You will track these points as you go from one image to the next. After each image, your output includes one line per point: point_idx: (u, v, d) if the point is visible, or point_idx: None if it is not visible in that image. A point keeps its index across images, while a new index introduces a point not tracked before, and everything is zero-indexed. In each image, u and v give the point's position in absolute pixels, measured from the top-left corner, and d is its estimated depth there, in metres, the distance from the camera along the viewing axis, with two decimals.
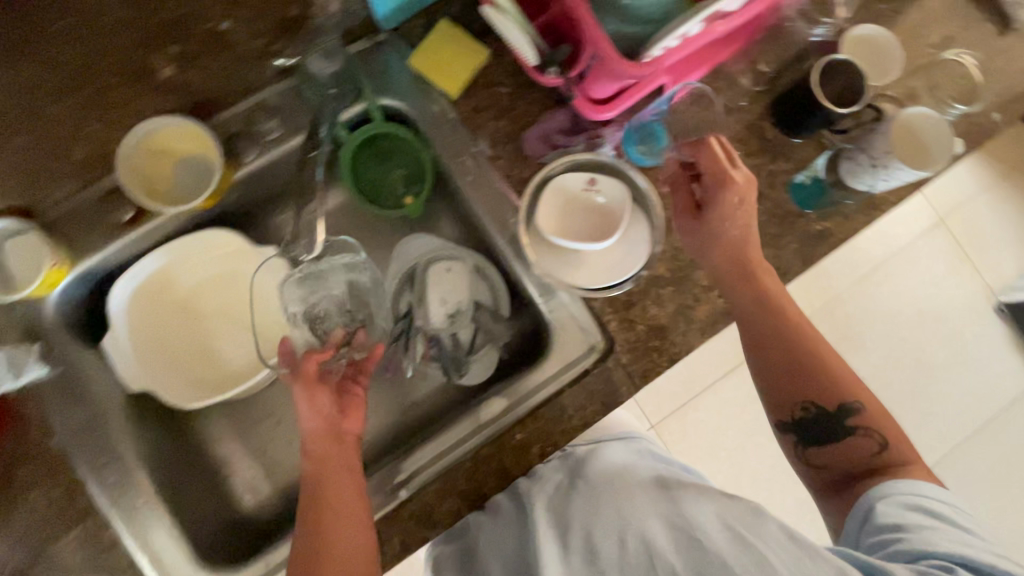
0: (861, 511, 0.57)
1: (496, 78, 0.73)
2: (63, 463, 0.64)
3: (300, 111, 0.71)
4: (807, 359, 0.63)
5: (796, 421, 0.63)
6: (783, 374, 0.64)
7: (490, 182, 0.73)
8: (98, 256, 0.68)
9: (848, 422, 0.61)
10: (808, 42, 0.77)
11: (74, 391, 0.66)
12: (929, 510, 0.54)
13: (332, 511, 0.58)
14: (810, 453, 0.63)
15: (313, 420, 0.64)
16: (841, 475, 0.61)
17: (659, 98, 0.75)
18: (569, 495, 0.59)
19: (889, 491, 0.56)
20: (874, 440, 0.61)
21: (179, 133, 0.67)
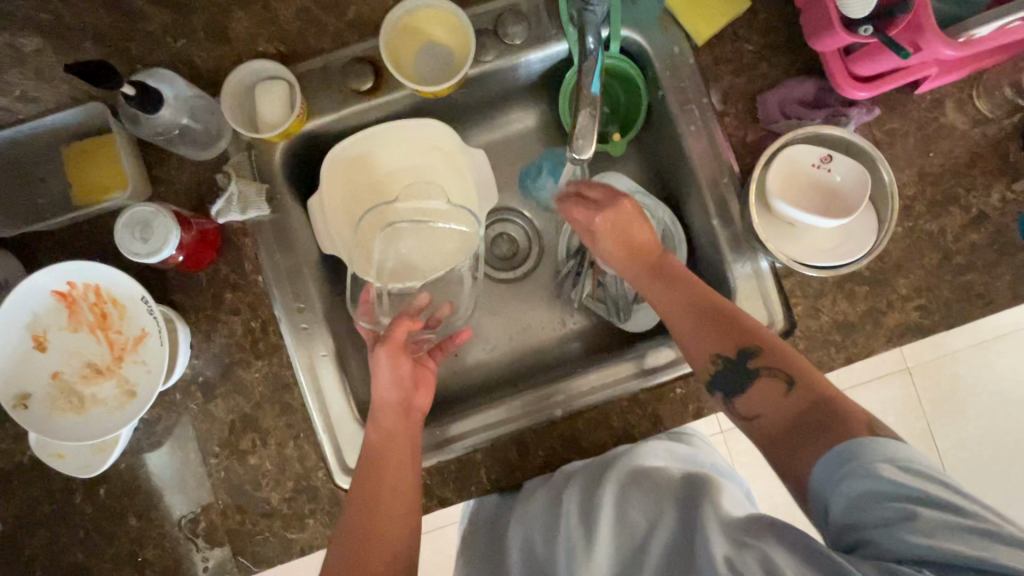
0: (833, 471, 0.46)
1: (745, 32, 0.71)
2: (264, 300, 0.69)
3: (546, 21, 0.71)
4: (737, 320, 0.59)
5: (710, 369, 0.59)
6: (690, 335, 0.61)
7: (711, 137, 0.71)
8: (328, 117, 0.71)
9: (761, 365, 0.56)
10: None
11: (285, 239, 0.71)
12: (873, 483, 0.44)
13: (388, 470, 0.61)
14: (737, 402, 0.57)
15: (397, 389, 0.66)
16: (783, 428, 0.52)
17: (906, 92, 0.71)
18: (590, 486, 0.60)
19: (848, 460, 0.45)
20: (780, 381, 0.55)
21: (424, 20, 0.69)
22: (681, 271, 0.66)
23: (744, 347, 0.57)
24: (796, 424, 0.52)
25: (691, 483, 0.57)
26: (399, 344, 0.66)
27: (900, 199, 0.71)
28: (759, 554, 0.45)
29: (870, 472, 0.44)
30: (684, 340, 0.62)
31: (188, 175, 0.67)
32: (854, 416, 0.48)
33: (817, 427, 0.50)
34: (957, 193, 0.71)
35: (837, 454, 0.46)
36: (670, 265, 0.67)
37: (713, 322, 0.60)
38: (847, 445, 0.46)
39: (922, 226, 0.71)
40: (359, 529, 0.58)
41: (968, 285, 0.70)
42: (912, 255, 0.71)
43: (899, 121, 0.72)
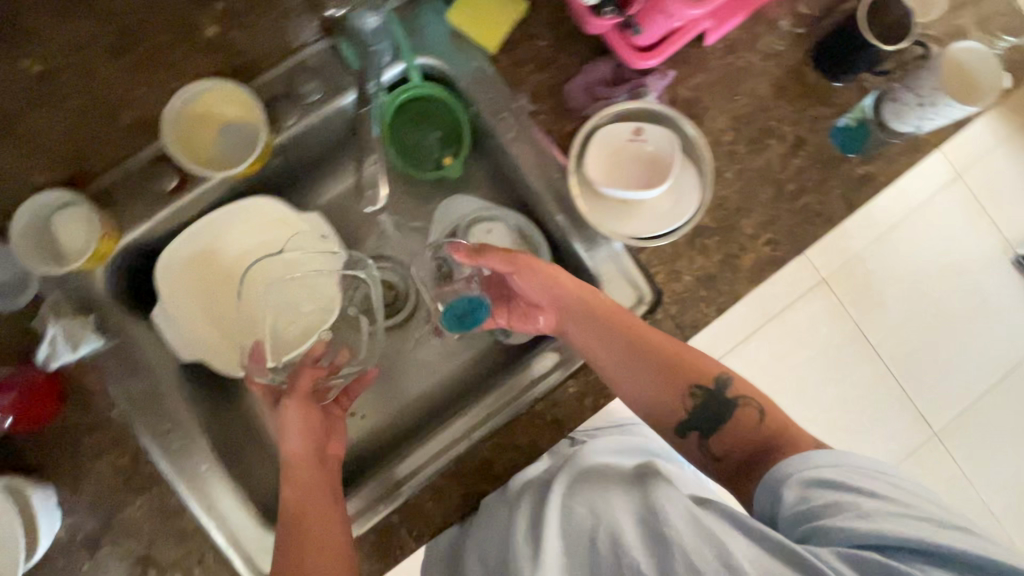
0: (774, 488, 0.52)
1: (533, 31, 0.72)
2: (127, 433, 0.65)
3: (338, 71, 0.69)
4: (660, 349, 0.63)
5: (683, 408, 0.62)
6: (639, 377, 0.62)
7: (532, 137, 0.72)
8: (143, 227, 0.67)
9: (726, 401, 0.61)
10: None
11: (131, 362, 0.66)
12: (805, 490, 0.50)
13: (305, 530, 0.55)
14: (708, 442, 0.61)
15: (304, 436, 0.64)
16: (748, 454, 0.58)
17: (699, 46, 0.74)
18: (542, 496, 0.59)
19: (793, 465, 0.52)
20: (752, 408, 0.60)
21: (191, 111, 0.66)
22: (621, 314, 0.65)
23: (685, 383, 0.62)
24: (759, 447, 0.58)
25: (641, 472, 0.57)
26: (304, 390, 0.67)
27: (722, 147, 0.74)
28: (704, 527, 0.47)
29: (807, 468, 0.51)
30: (628, 386, 0.63)
31: (8, 330, 0.64)
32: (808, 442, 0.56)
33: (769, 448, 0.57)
34: (771, 126, 0.74)
35: (768, 479, 0.53)
36: (597, 298, 0.66)
37: (692, 371, 0.62)
38: (770, 474, 0.53)
39: (750, 166, 0.74)
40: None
41: (806, 207, 0.74)
42: (748, 195, 0.73)
43: (702, 75, 0.74)
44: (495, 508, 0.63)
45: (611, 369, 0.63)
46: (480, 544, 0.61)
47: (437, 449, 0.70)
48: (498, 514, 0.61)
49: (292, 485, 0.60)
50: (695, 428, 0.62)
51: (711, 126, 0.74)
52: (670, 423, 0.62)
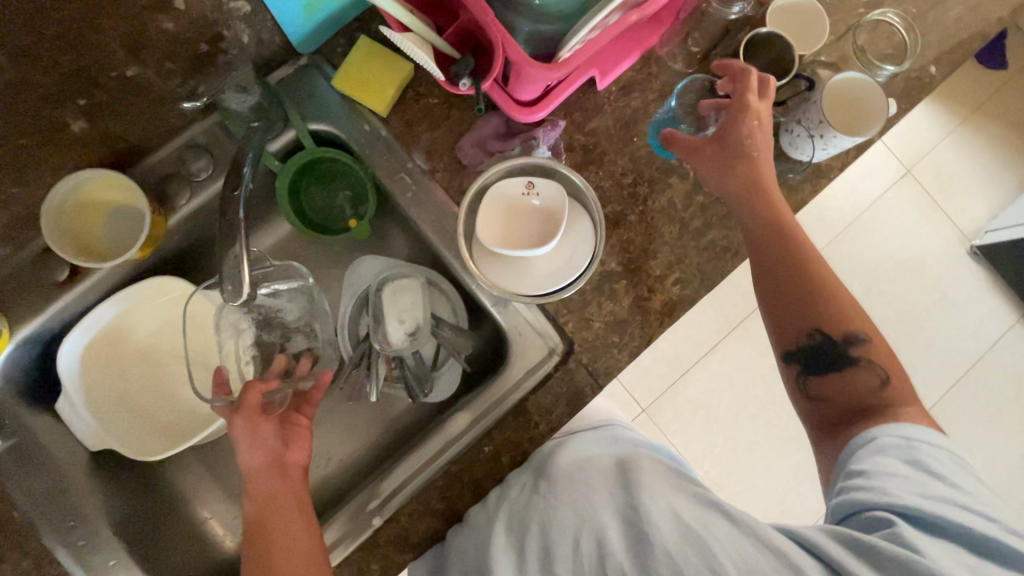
0: (839, 470, 0.54)
1: (423, 89, 0.72)
2: (27, 536, 0.63)
3: (227, 145, 0.69)
4: (836, 296, 0.62)
5: (796, 342, 0.63)
6: (787, 308, 0.63)
7: (431, 196, 0.72)
8: (37, 321, 0.67)
9: (854, 355, 0.60)
10: (731, 18, 0.75)
11: (35, 463, 0.66)
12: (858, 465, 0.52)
13: (289, 553, 0.57)
14: (810, 380, 0.62)
15: (256, 456, 0.62)
16: (843, 414, 0.59)
17: (592, 91, 0.74)
18: (528, 503, 0.59)
19: (874, 436, 0.54)
20: (874, 372, 0.59)
21: (63, 224, 0.64)
22: (770, 261, 0.64)
23: (832, 318, 0.61)
24: (843, 418, 0.59)
25: (622, 471, 0.58)
26: (259, 410, 0.64)
27: (624, 189, 0.74)
28: (689, 531, 0.48)
29: (876, 451, 0.52)
30: (777, 325, 0.64)
31: None
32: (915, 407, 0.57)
33: (863, 410, 0.58)
34: (672, 164, 0.74)
35: (853, 445, 0.55)
36: (764, 223, 0.65)
37: (833, 290, 0.63)
38: (858, 438, 0.55)
39: (653, 206, 0.74)
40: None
41: (712, 243, 0.74)
42: (653, 236, 0.73)
43: (596, 120, 0.74)
44: (483, 515, 0.62)
45: (769, 303, 0.64)
46: (465, 556, 0.60)
47: (358, 513, 0.69)
48: (484, 526, 0.61)
49: (257, 513, 0.60)
50: (798, 360, 0.63)
51: (611, 169, 0.74)
52: (781, 345, 0.64)
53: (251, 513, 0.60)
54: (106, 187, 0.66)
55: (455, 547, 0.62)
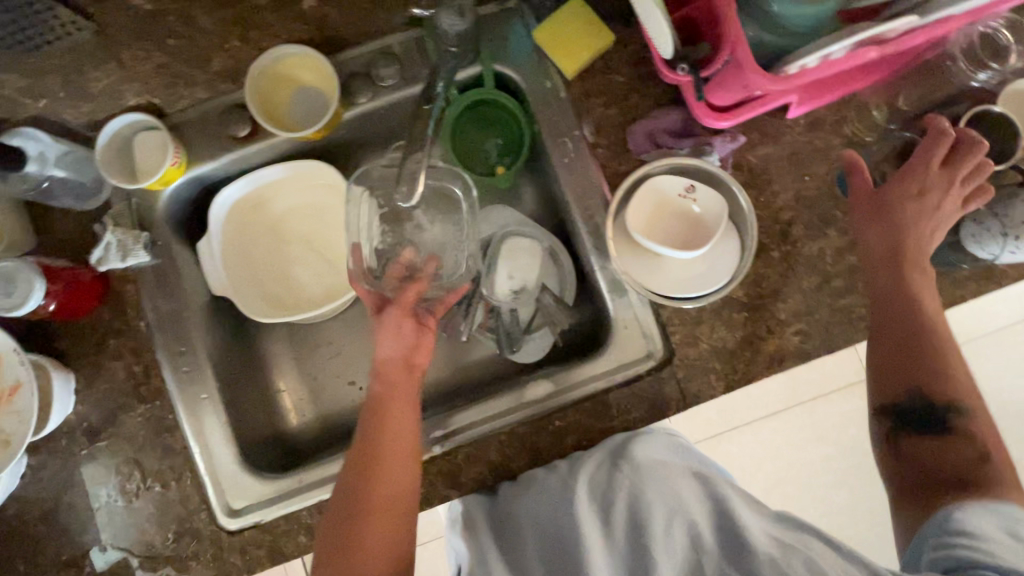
0: (928, 529, 0.54)
1: (614, 65, 0.72)
2: (146, 344, 0.70)
3: (419, 60, 0.72)
4: (954, 358, 0.61)
5: (913, 393, 0.61)
6: (903, 355, 0.63)
7: (585, 169, 0.72)
8: (205, 165, 0.72)
9: (951, 424, 0.60)
10: (973, 84, 0.70)
11: (169, 284, 0.72)
12: (945, 527, 0.52)
13: (399, 435, 0.62)
14: (906, 435, 0.61)
15: (392, 346, 0.66)
16: (942, 478, 0.57)
17: (780, 117, 0.72)
18: (611, 473, 0.61)
19: (987, 505, 0.52)
20: (971, 445, 0.58)
21: (262, 104, 0.70)
22: (916, 337, 0.62)
23: (940, 377, 0.61)
24: (928, 485, 0.58)
25: (703, 479, 0.61)
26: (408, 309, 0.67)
27: (776, 224, 0.71)
28: (791, 546, 0.50)
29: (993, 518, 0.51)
30: (879, 388, 0.64)
31: (70, 224, 0.70)
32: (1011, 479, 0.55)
33: (969, 480, 0.56)
34: (834, 216, 0.71)
35: (938, 516, 0.55)
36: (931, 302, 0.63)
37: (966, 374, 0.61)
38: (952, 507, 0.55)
39: (801, 249, 0.71)
40: (355, 499, 0.59)
41: (848, 307, 0.70)
42: (790, 280, 0.70)
43: (773, 146, 0.71)
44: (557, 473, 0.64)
45: (880, 364, 0.64)
46: (538, 503, 0.61)
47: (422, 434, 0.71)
48: (561, 482, 0.62)
49: (376, 402, 0.64)
50: (903, 428, 0.61)
51: (770, 199, 0.71)
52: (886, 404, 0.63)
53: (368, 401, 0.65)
54: (291, 65, 0.70)
55: (520, 494, 0.64)
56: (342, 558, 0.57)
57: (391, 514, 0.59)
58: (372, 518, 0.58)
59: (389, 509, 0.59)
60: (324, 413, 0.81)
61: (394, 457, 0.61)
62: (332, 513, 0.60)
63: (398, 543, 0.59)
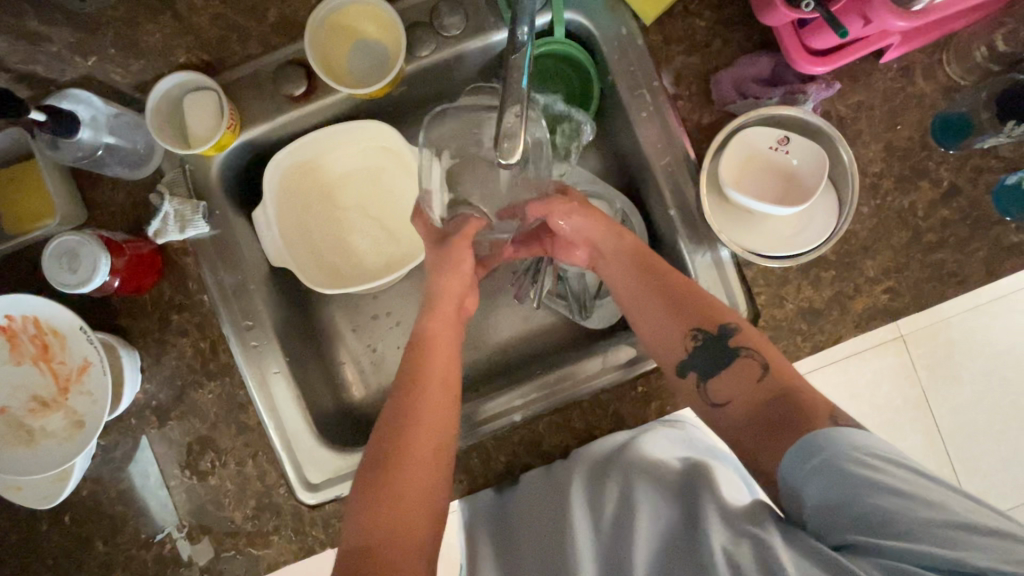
0: (804, 464, 0.49)
1: (696, 9, 0.67)
2: (211, 319, 0.67)
3: (484, 8, 0.67)
4: (700, 298, 0.62)
5: (685, 350, 0.61)
6: (659, 318, 0.62)
7: (665, 123, 0.67)
8: (258, 129, 0.68)
9: (732, 347, 0.59)
10: None
11: (230, 255, 0.69)
12: (841, 475, 0.46)
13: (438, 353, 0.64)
14: (708, 385, 0.59)
15: (450, 284, 0.68)
16: (750, 414, 0.56)
17: (872, 62, 0.67)
18: (595, 482, 0.63)
19: (842, 443, 0.48)
20: (755, 363, 0.57)
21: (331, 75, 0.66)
22: (661, 274, 0.64)
23: (715, 329, 0.60)
24: (761, 413, 0.55)
25: (683, 477, 0.61)
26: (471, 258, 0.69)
27: (865, 177, 0.68)
28: (758, 543, 0.50)
29: (840, 461, 0.47)
30: (643, 318, 0.64)
31: (123, 195, 0.65)
32: (817, 406, 0.52)
33: (777, 421, 0.53)
34: (926, 167, 0.67)
35: (802, 447, 0.49)
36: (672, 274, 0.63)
37: (673, 312, 0.62)
38: (811, 437, 0.49)
39: (892, 203, 0.68)
40: (393, 435, 0.58)
41: (939, 263, 0.67)
42: (880, 236, 0.68)
43: (864, 94, 0.67)
44: (549, 477, 0.65)
45: (634, 298, 0.65)
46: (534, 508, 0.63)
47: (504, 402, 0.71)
48: (552, 490, 0.64)
49: (421, 340, 0.65)
50: (693, 369, 0.60)
51: (860, 151, 0.67)
52: (671, 357, 0.62)
53: (412, 342, 0.65)
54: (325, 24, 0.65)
55: (520, 495, 0.65)
56: (377, 495, 0.55)
57: (429, 451, 0.58)
58: (411, 455, 0.57)
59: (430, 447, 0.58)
60: (388, 386, 0.79)
61: (434, 390, 0.61)
62: (372, 453, 0.58)
63: (434, 484, 0.57)
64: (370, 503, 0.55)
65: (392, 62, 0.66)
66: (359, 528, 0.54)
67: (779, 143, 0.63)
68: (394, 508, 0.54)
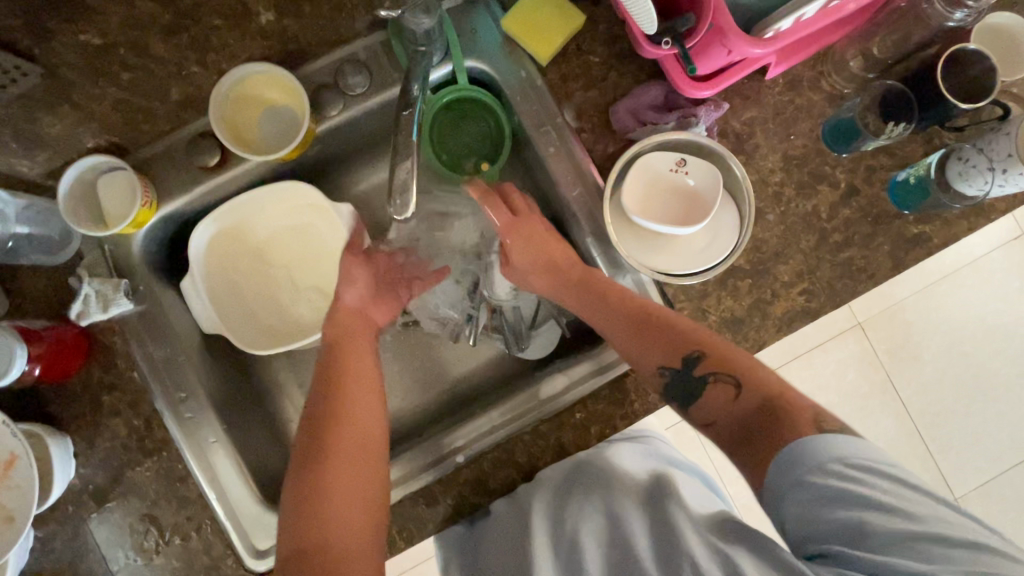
0: (789, 472, 0.47)
1: (589, 47, 0.70)
2: (143, 395, 0.67)
3: (387, 65, 0.69)
4: (673, 329, 0.60)
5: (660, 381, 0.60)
6: (636, 350, 0.62)
7: (572, 155, 0.70)
8: (175, 202, 0.69)
9: (705, 370, 0.57)
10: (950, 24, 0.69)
11: (157, 329, 0.69)
12: (830, 487, 0.44)
13: (355, 356, 0.65)
14: (693, 410, 0.58)
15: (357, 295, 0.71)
16: (731, 430, 0.54)
17: (759, 79, 0.71)
18: (560, 501, 0.62)
19: (819, 450, 0.46)
20: (730, 381, 0.55)
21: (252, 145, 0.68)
22: (621, 296, 0.65)
23: (687, 356, 0.58)
24: (744, 429, 0.53)
25: (653, 491, 0.61)
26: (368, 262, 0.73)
27: (768, 187, 0.71)
28: (722, 555, 0.49)
29: (819, 469, 0.45)
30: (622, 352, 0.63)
31: (43, 280, 0.66)
32: (803, 410, 0.50)
33: (760, 431, 0.51)
34: (823, 171, 0.71)
35: (790, 454, 0.47)
36: (617, 291, 0.66)
37: (647, 342, 0.61)
38: (799, 444, 0.47)
39: (796, 208, 0.71)
40: (314, 442, 0.58)
41: (848, 261, 0.70)
42: (789, 241, 0.70)
43: (756, 110, 0.71)
44: (516, 506, 0.63)
45: (598, 322, 0.66)
46: (500, 537, 0.62)
47: (449, 443, 0.71)
48: (519, 518, 0.62)
49: (336, 348, 0.66)
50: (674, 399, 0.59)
51: (760, 164, 0.71)
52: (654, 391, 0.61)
53: (323, 351, 0.66)
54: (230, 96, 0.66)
55: (488, 529, 0.63)
56: (303, 516, 0.53)
57: (355, 468, 0.57)
58: (334, 459, 0.57)
59: (357, 450, 0.58)
60: None
61: (357, 391, 0.62)
62: (298, 461, 0.57)
63: (366, 492, 0.57)
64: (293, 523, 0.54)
65: (301, 121, 0.67)
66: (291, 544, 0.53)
67: (676, 165, 0.65)
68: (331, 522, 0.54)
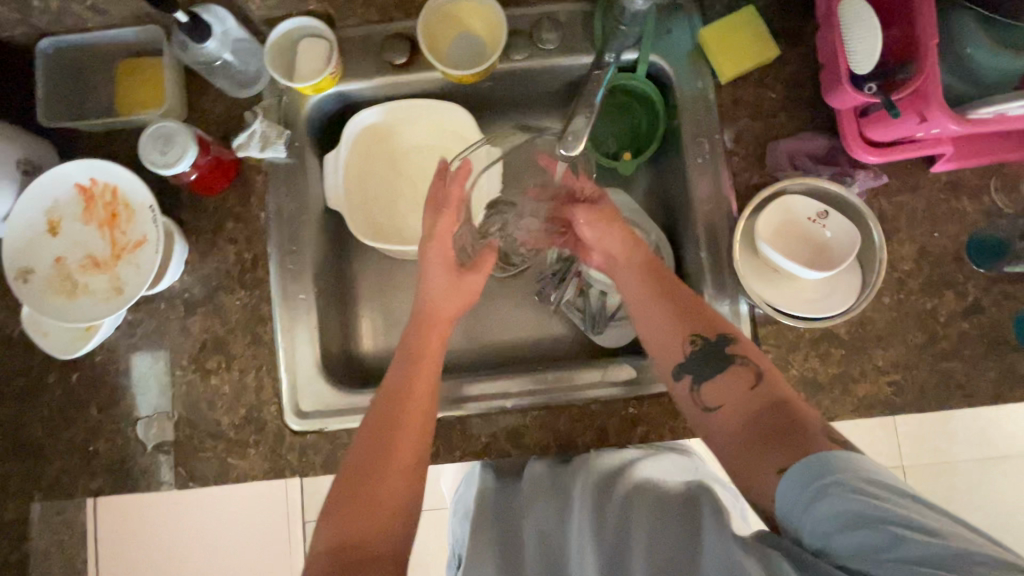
0: (804, 489, 0.46)
1: (770, 81, 0.72)
2: (260, 236, 0.73)
3: (581, 31, 0.73)
4: (699, 310, 0.61)
5: (681, 353, 0.60)
6: (660, 330, 0.62)
7: (716, 172, 0.72)
8: (353, 83, 0.75)
9: (730, 353, 0.58)
10: None
11: (296, 187, 0.75)
12: (851, 503, 0.43)
13: (428, 319, 0.66)
14: (702, 389, 0.57)
15: (440, 277, 0.67)
16: (744, 424, 0.53)
17: (922, 169, 0.71)
18: (600, 492, 0.61)
19: (837, 461, 0.45)
20: (748, 370, 0.56)
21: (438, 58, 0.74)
22: (665, 275, 0.65)
23: (721, 334, 0.59)
24: (759, 425, 0.52)
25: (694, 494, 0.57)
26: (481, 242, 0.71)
27: (894, 272, 0.70)
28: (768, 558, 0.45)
29: (845, 488, 0.44)
30: (640, 328, 0.64)
31: (222, 107, 0.73)
32: (811, 416, 0.51)
33: (779, 428, 0.51)
34: (954, 277, 0.70)
35: (806, 467, 0.46)
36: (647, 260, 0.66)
37: (670, 320, 0.61)
38: (820, 456, 0.46)
39: (913, 302, 0.70)
40: (381, 418, 0.59)
41: (948, 372, 0.68)
42: (896, 330, 0.69)
43: (909, 196, 0.71)
44: (554, 480, 0.64)
45: (633, 295, 0.65)
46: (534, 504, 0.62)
47: (497, 394, 0.72)
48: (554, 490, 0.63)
49: (416, 323, 0.66)
50: (688, 373, 0.59)
51: (893, 247, 0.70)
52: (669, 360, 0.60)
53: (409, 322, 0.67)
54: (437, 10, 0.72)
55: (522, 489, 0.64)
56: (363, 482, 0.55)
57: (415, 430, 0.59)
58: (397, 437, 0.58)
59: (412, 433, 0.59)
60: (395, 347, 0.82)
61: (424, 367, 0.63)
62: (359, 442, 0.58)
63: (416, 471, 0.58)
64: (346, 493, 0.55)
65: (490, 49, 0.74)
66: (333, 538, 0.53)
67: (818, 216, 0.66)
68: (371, 512, 0.54)
